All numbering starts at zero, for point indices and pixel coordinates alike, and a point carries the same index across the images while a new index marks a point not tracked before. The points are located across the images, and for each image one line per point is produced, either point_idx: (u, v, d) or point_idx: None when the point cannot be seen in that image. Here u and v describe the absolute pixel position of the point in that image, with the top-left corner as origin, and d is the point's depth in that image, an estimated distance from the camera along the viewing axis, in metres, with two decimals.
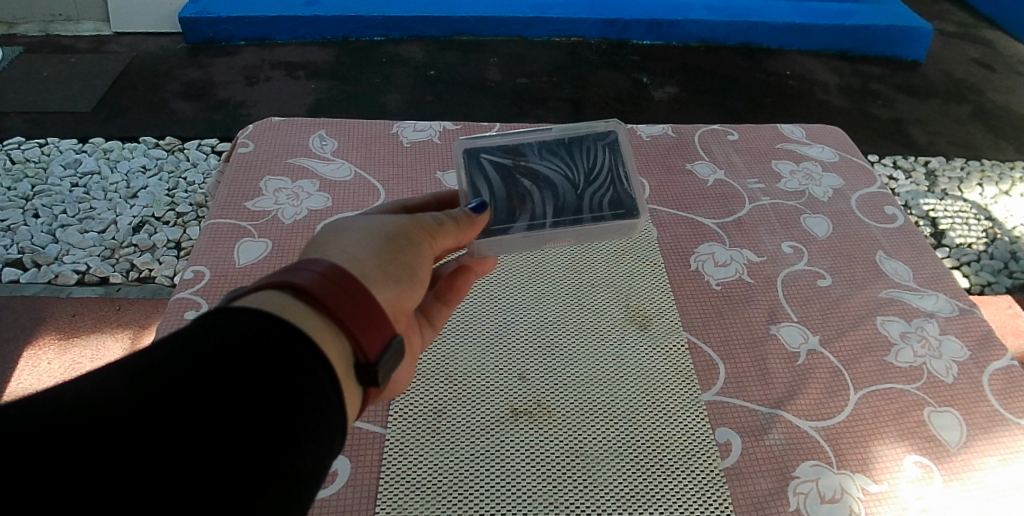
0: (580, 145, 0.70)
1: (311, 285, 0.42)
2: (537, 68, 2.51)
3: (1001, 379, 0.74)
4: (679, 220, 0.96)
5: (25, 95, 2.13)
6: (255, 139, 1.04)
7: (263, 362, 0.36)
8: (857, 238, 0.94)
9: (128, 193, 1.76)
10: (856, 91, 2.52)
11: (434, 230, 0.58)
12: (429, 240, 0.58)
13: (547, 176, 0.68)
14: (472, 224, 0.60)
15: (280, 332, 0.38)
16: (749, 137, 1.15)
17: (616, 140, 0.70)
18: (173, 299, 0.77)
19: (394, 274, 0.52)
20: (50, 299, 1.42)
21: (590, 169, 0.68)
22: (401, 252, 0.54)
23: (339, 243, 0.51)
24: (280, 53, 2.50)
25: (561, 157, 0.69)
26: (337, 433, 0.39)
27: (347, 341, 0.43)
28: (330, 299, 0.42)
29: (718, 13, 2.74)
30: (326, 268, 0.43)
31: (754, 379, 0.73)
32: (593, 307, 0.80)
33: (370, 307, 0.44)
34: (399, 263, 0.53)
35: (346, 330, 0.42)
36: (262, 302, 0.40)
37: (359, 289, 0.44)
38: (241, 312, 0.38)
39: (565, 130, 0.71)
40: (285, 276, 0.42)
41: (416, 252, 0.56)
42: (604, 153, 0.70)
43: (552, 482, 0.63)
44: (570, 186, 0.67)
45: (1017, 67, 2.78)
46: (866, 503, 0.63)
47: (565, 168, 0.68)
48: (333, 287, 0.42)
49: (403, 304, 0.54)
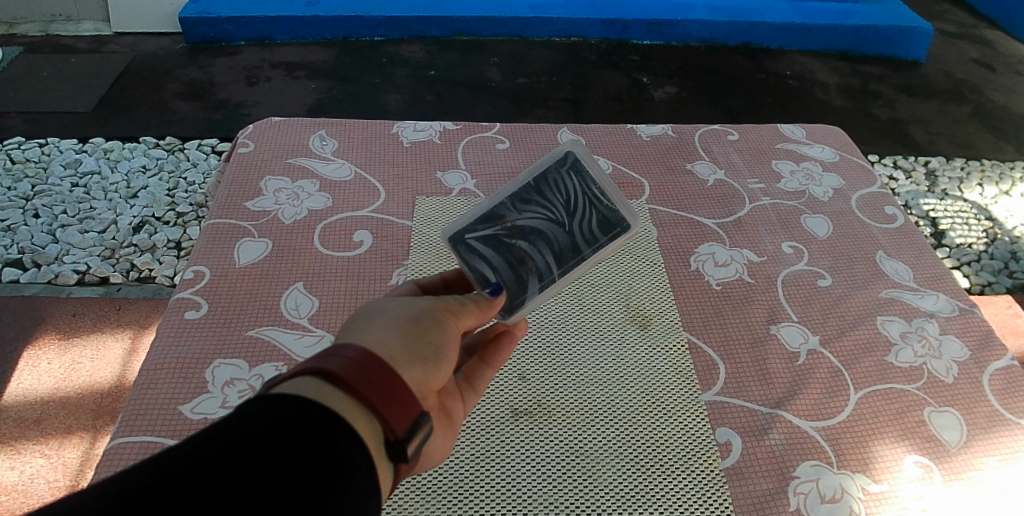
0: (546, 180, 0.67)
1: (344, 372, 0.40)
2: (537, 68, 2.52)
3: (1001, 379, 0.74)
4: (679, 220, 0.96)
5: (24, 95, 2.13)
6: (255, 139, 1.04)
7: (296, 442, 0.36)
8: (858, 238, 0.94)
9: (128, 193, 1.76)
10: (856, 91, 2.52)
11: (459, 310, 0.55)
12: (454, 318, 0.55)
13: (534, 227, 0.65)
14: (490, 305, 0.59)
15: (312, 417, 0.37)
16: (748, 137, 1.15)
17: (576, 160, 0.68)
18: (173, 299, 0.77)
19: (420, 356, 0.49)
20: (50, 299, 1.42)
21: (567, 203, 0.66)
22: (426, 333, 0.51)
23: (367, 325, 0.49)
24: (280, 52, 2.50)
25: (536, 197, 0.67)
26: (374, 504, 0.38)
27: (377, 422, 0.41)
28: (361, 383, 0.41)
29: (718, 13, 2.74)
30: (356, 353, 0.42)
31: (753, 379, 0.73)
32: (593, 307, 0.80)
33: (399, 390, 0.43)
34: (425, 344, 0.50)
35: (377, 413, 0.41)
36: (294, 390, 0.39)
37: (390, 373, 0.43)
38: (279, 401, 0.38)
39: (527, 171, 0.68)
40: (316, 364, 0.41)
41: (442, 331, 0.53)
42: (571, 178, 0.67)
43: (552, 482, 0.63)
44: (559, 228, 0.65)
45: (1017, 67, 2.78)
46: (866, 503, 0.63)
47: (546, 210, 0.66)
48: (363, 372, 0.41)
49: (430, 384, 0.50)
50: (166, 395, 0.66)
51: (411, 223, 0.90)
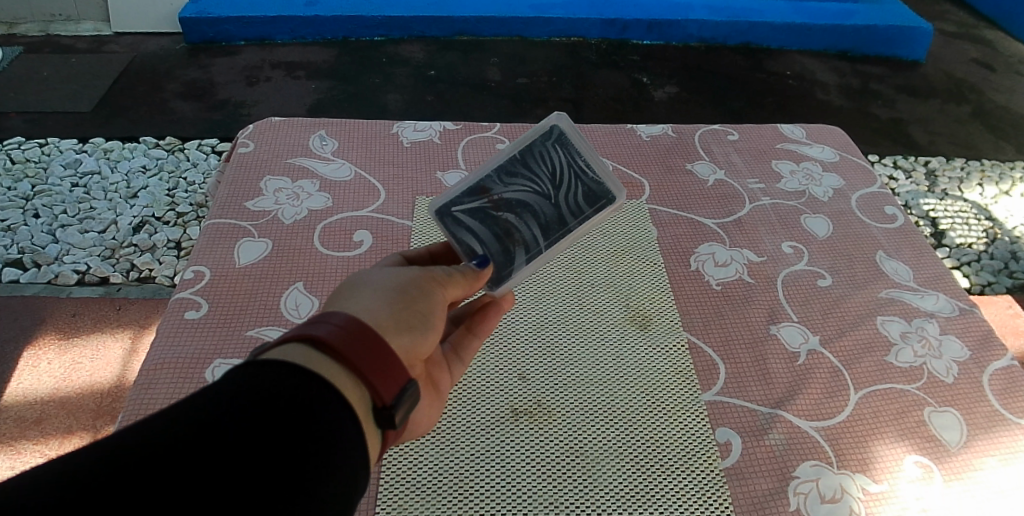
0: (532, 153, 0.67)
1: (331, 337, 0.41)
2: (537, 68, 2.52)
3: (1001, 379, 0.74)
4: (679, 220, 0.96)
5: (24, 95, 2.13)
6: (255, 139, 1.04)
7: (285, 410, 0.36)
8: (858, 239, 0.94)
9: (128, 193, 1.76)
10: (856, 91, 2.52)
11: (445, 280, 0.57)
12: (441, 288, 0.56)
13: (520, 200, 0.66)
14: (478, 277, 0.60)
15: (301, 383, 0.38)
16: (749, 137, 1.15)
17: (562, 133, 0.68)
18: (173, 299, 0.77)
19: (408, 324, 0.50)
20: (50, 299, 1.42)
21: (553, 175, 0.66)
22: (413, 302, 0.52)
23: (355, 295, 0.50)
24: (281, 52, 2.50)
25: (523, 170, 0.67)
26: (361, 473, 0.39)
27: (366, 389, 0.42)
28: (349, 350, 0.41)
29: (718, 13, 2.74)
30: (344, 321, 0.43)
31: (754, 379, 0.73)
32: (593, 307, 0.80)
33: (386, 356, 0.43)
34: (412, 312, 0.52)
35: (365, 379, 0.42)
36: (284, 356, 0.39)
37: (377, 339, 0.44)
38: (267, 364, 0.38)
39: (512, 145, 0.68)
40: (305, 331, 0.41)
41: (429, 300, 0.54)
42: (557, 151, 0.67)
43: (552, 482, 0.63)
44: (545, 200, 0.65)
45: (1017, 67, 2.78)
46: (866, 503, 0.63)
47: (531, 183, 0.66)
48: (351, 339, 0.42)
49: (417, 351, 0.52)
50: (165, 395, 0.66)
51: (411, 222, 0.90)
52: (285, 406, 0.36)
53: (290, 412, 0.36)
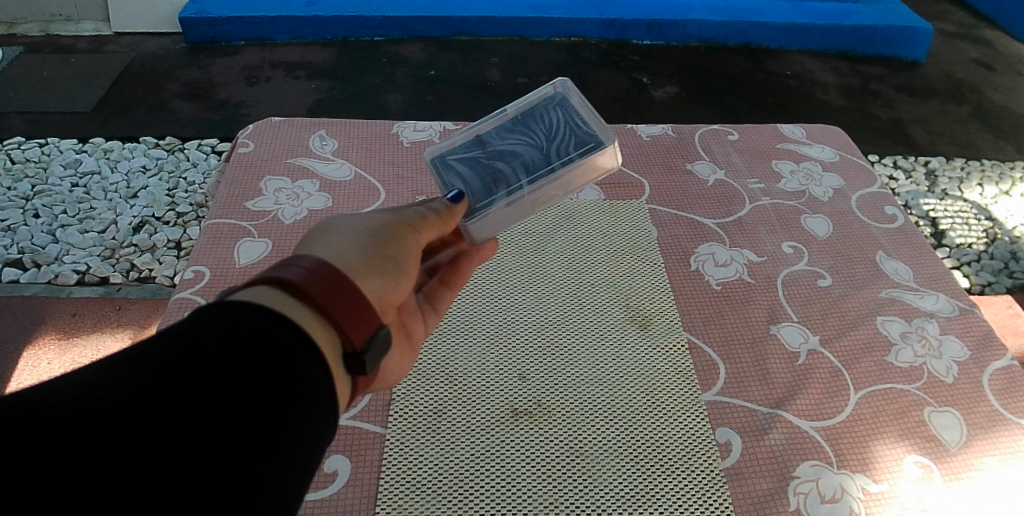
0: (528, 110, 0.70)
1: (300, 280, 0.42)
2: (537, 68, 2.52)
3: (1001, 379, 0.74)
4: (679, 220, 0.96)
5: (24, 96, 2.13)
6: (255, 139, 1.04)
7: (252, 351, 0.37)
8: (858, 239, 0.94)
9: (128, 193, 1.76)
10: (856, 91, 2.52)
11: (418, 223, 0.59)
12: (415, 233, 0.59)
13: (511, 148, 0.67)
14: (452, 213, 0.62)
15: (268, 322, 0.38)
16: (748, 137, 1.15)
17: (561, 92, 0.70)
18: (173, 299, 0.77)
19: (379, 267, 0.53)
20: (50, 299, 1.42)
21: (549, 131, 0.67)
22: (387, 246, 0.55)
23: (327, 241, 0.52)
24: (280, 52, 2.50)
25: (519, 127, 0.69)
26: (330, 418, 0.40)
27: (335, 331, 0.43)
28: (318, 291, 0.42)
29: (718, 13, 2.74)
30: (313, 264, 0.44)
31: (754, 379, 0.73)
32: (593, 307, 0.80)
33: (357, 300, 0.44)
34: (384, 257, 0.54)
35: (334, 321, 0.42)
36: (252, 297, 0.40)
37: (347, 283, 0.44)
38: (232, 307, 0.38)
39: (515, 105, 0.71)
40: (273, 273, 0.42)
41: (403, 245, 0.57)
42: (553, 107, 0.70)
43: (552, 482, 0.63)
44: (536, 150, 0.66)
45: (1017, 67, 2.78)
46: (866, 503, 0.63)
47: (526, 136, 0.67)
48: (321, 282, 0.43)
49: (390, 297, 0.54)
50: None
51: None
52: (251, 348, 0.37)
53: (257, 353, 0.37)
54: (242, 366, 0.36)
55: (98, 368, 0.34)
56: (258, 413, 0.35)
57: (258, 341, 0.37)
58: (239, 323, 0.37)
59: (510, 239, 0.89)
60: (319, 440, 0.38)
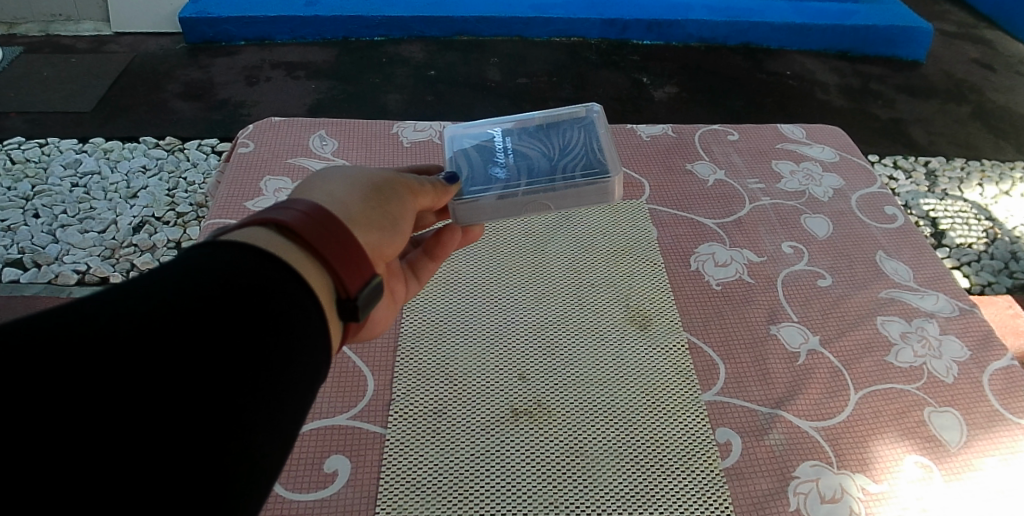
0: (557, 128, 0.75)
1: (295, 221, 0.42)
2: (537, 68, 2.51)
3: (1001, 379, 0.74)
4: (679, 220, 0.96)
5: (25, 96, 2.13)
6: (255, 139, 1.05)
7: (243, 297, 0.36)
8: (858, 238, 0.94)
9: (128, 193, 1.76)
10: (857, 91, 2.52)
11: (417, 189, 0.61)
12: (413, 197, 0.60)
13: (525, 153, 0.72)
14: (446, 191, 0.65)
15: (261, 265, 0.38)
16: (748, 137, 1.15)
17: (592, 121, 0.74)
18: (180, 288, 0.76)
19: (377, 221, 0.53)
20: (50, 299, 1.42)
21: (564, 146, 0.71)
22: (387, 203, 0.56)
23: (326, 186, 0.52)
24: (281, 52, 2.50)
25: (540, 136, 0.74)
26: (322, 364, 0.40)
27: (329, 276, 0.43)
28: (313, 234, 0.42)
29: (718, 13, 2.74)
30: (309, 209, 0.44)
31: (754, 379, 0.73)
32: (593, 307, 0.80)
33: (354, 248, 0.44)
34: (383, 213, 0.55)
35: (329, 266, 0.42)
36: (247, 237, 0.40)
37: (341, 228, 0.44)
38: (226, 246, 0.38)
39: (546, 115, 0.77)
40: (268, 215, 0.42)
41: (402, 205, 0.58)
42: (580, 130, 0.73)
43: (553, 482, 0.63)
44: (545, 158, 0.70)
45: (1017, 67, 2.78)
46: (866, 503, 0.63)
47: (544, 145, 0.72)
48: (315, 224, 0.43)
49: (384, 250, 0.55)
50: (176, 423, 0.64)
51: None
52: (246, 297, 0.36)
53: (249, 301, 0.36)
54: (235, 314, 0.35)
55: (87, 308, 0.33)
56: (249, 363, 0.35)
57: (251, 286, 0.37)
58: (231, 267, 0.37)
59: (510, 239, 0.89)
60: (310, 393, 0.39)
